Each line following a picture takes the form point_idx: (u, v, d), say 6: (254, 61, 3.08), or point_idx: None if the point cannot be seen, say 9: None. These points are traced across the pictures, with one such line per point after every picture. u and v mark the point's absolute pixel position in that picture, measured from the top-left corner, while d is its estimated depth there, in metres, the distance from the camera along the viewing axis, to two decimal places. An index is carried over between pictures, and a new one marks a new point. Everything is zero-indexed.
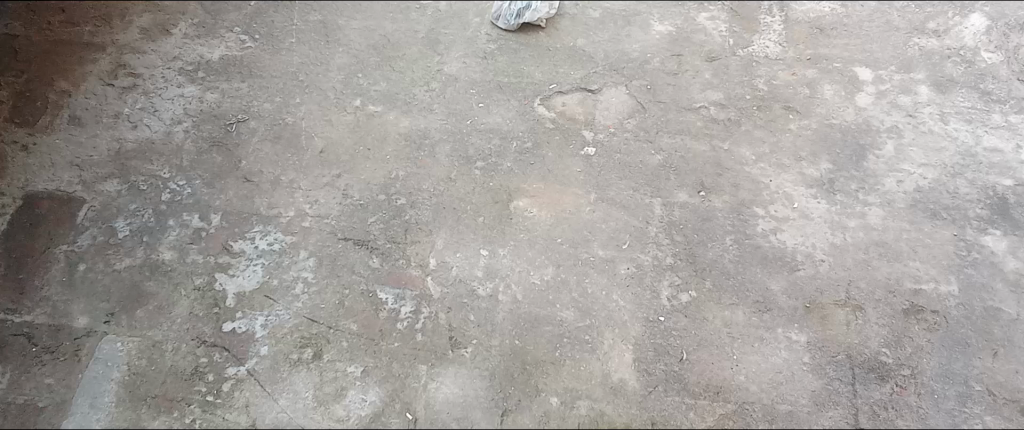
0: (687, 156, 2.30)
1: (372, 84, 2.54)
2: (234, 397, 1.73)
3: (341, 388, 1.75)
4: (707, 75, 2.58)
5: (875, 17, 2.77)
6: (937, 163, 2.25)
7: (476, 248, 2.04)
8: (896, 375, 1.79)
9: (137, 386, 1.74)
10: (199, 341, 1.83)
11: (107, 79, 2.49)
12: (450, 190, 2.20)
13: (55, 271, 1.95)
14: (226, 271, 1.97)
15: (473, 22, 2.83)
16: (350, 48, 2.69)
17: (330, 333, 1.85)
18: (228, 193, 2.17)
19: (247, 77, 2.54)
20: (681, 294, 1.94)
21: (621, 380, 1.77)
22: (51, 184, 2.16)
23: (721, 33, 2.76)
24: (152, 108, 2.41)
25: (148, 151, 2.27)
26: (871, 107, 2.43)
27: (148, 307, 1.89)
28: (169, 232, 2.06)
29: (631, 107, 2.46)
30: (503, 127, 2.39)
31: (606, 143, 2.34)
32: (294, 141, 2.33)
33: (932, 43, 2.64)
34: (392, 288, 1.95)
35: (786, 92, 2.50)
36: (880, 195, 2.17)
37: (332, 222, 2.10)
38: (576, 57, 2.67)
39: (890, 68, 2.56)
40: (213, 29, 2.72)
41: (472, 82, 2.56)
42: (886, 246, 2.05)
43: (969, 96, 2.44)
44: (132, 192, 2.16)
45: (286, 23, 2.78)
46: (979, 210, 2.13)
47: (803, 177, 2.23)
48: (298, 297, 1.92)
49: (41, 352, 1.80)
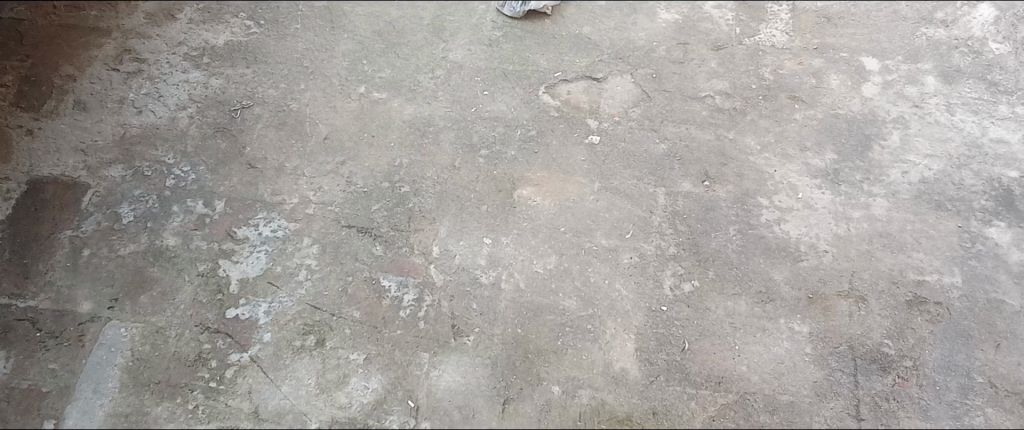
0: (692, 145, 2.29)
1: (376, 70, 2.54)
2: (237, 383, 1.74)
3: (343, 375, 1.76)
4: (713, 63, 2.57)
5: (883, 7, 2.76)
6: (943, 154, 2.24)
7: (480, 236, 2.04)
8: (898, 366, 1.79)
9: (140, 371, 1.75)
10: (203, 327, 1.84)
11: (112, 64, 2.49)
12: (453, 178, 2.19)
13: (60, 256, 1.96)
14: (230, 257, 1.98)
15: (479, 8, 2.82)
16: (355, 34, 2.68)
17: (333, 320, 1.86)
18: (232, 179, 2.17)
19: (252, 62, 2.54)
20: (683, 284, 1.94)
21: (622, 369, 1.78)
22: (56, 169, 2.16)
23: (727, 21, 2.75)
24: (156, 94, 2.41)
25: (153, 137, 2.28)
26: (878, 97, 2.42)
27: (152, 292, 1.90)
28: (173, 218, 2.06)
29: (636, 96, 2.45)
30: (507, 115, 2.38)
31: (610, 132, 2.33)
32: (298, 127, 2.33)
33: (939, 33, 2.62)
34: (395, 275, 1.95)
35: (792, 81, 2.49)
36: (885, 186, 2.17)
37: (336, 210, 2.10)
38: (581, 44, 2.65)
39: (897, 58, 2.54)
40: (219, 14, 2.72)
41: (476, 70, 2.55)
42: (890, 237, 2.04)
43: (976, 87, 2.43)
44: (136, 177, 2.16)
45: (291, 8, 2.78)
46: (984, 201, 2.12)
47: (808, 167, 2.22)
48: (301, 284, 1.93)
49: (46, 337, 1.81)
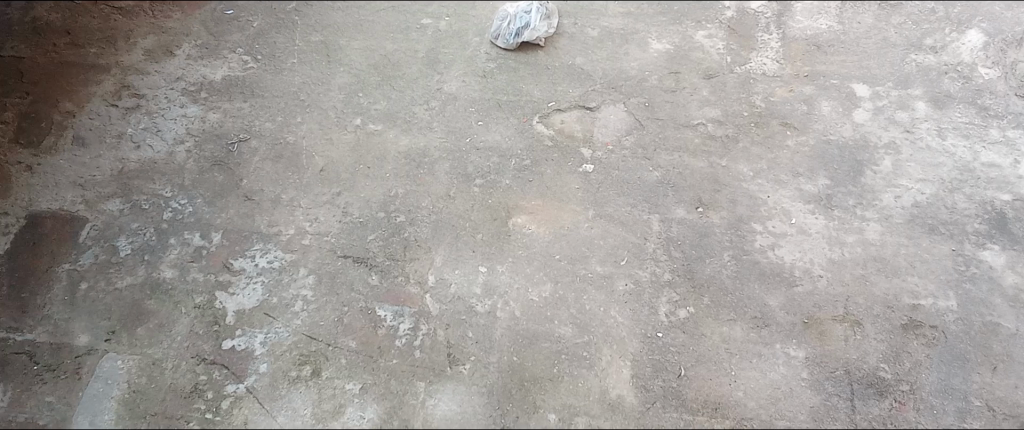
0: (685, 172, 2.31)
1: (372, 102, 2.57)
2: (233, 414, 1.74)
3: (339, 405, 1.76)
4: (705, 92, 2.60)
5: (872, 34, 2.79)
6: (935, 178, 2.25)
7: (475, 265, 2.05)
8: (895, 390, 1.78)
9: (136, 403, 1.75)
10: (199, 358, 1.84)
11: (111, 100, 2.52)
12: (448, 208, 2.21)
13: (57, 290, 1.97)
14: (227, 289, 1.99)
15: (473, 41, 2.86)
16: (352, 67, 2.72)
17: (329, 351, 1.86)
18: (229, 211, 2.18)
19: (249, 96, 2.57)
20: (679, 310, 1.95)
21: (619, 396, 1.77)
22: (54, 203, 2.18)
23: (719, 50, 2.78)
24: (155, 128, 2.43)
25: (151, 170, 2.30)
26: (868, 122, 2.44)
27: (149, 324, 1.90)
28: (170, 250, 2.08)
29: (629, 124, 2.47)
30: (502, 145, 2.41)
31: (604, 160, 2.35)
32: (295, 160, 2.35)
33: (929, 59, 2.65)
34: (391, 305, 1.96)
35: (784, 108, 2.52)
36: (878, 210, 2.18)
37: (331, 240, 2.11)
38: (575, 75, 2.69)
39: (887, 85, 2.57)
40: (217, 50, 2.76)
41: (471, 101, 2.58)
42: (884, 261, 2.05)
43: (967, 112, 2.45)
44: (134, 210, 2.18)
45: (288, 43, 2.82)
46: (977, 224, 2.13)
47: (801, 193, 2.23)
48: (297, 315, 1.93)
49: (42, 370, 1.81)
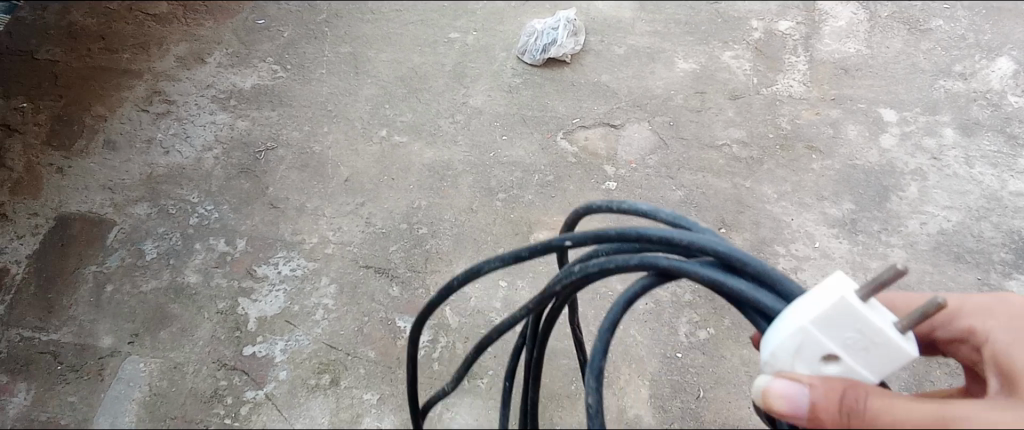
0: (708, 193, 2.31)
1: (398, 114, 2.59)
2: (253, 420, 1.75)
3: (357, 415, 1.77)
4: (730, 113, 2.59)
5: (901, 59, 2.78)
6: (962, 206, 2.23)
7: (495, 279, 2.05)
8: None
9: (157, 406, 1.77)
10: (220, 363, 1.85)
11: (142, 106, 2.56)
12: (471, 221, 2.22)
13: (84, 291, 2.00)
14: (249, 296, 2.00)
15: (500, 56, 2.87)
16: (379, 79, 2.74)
17: (348, 360, 1.87)
18: (254, 218, 2.21)
19: (277, 106, 2.60)
20: (699, 331, 1.94)
21: (637, 416, 1.77)
22: (84, 206, 2.21)
23: (745, 72, 2.77)
24: (185, 134, 2.47)
25: (179, 176, 2.33)
26: (895, 148, 2.43)
27: (172, 328, 1.92)
28: (195, 256, 2.10)
29: (653, 143, 2.48)
30: (525, 160, 2.41)
31: (628, 178, 2.35)
32: (320, 169, 2.37)
33: (958, 86, 2.63)
34: (410, 317, 1.97)
35: (810, 131, 2.51)
36: (903, 236, 2.16)
37: (354, 250, 2.13)
38: (599, 92, 2.69)
39: (915, 110, 2.55)
40: (247, 59, 2.80)
41: (496, 115, 2.59)
42: (908, 288, 2.03)
43: (995, 140, 2.43)
44: (161, 215, 2.21)
45: (317, 54, 2.85)
46: (1003, 254, 2.11)
47: (825, 216, 2.22)
48: (318, 323, 1.95)
49: (66, 370, 1.83)
